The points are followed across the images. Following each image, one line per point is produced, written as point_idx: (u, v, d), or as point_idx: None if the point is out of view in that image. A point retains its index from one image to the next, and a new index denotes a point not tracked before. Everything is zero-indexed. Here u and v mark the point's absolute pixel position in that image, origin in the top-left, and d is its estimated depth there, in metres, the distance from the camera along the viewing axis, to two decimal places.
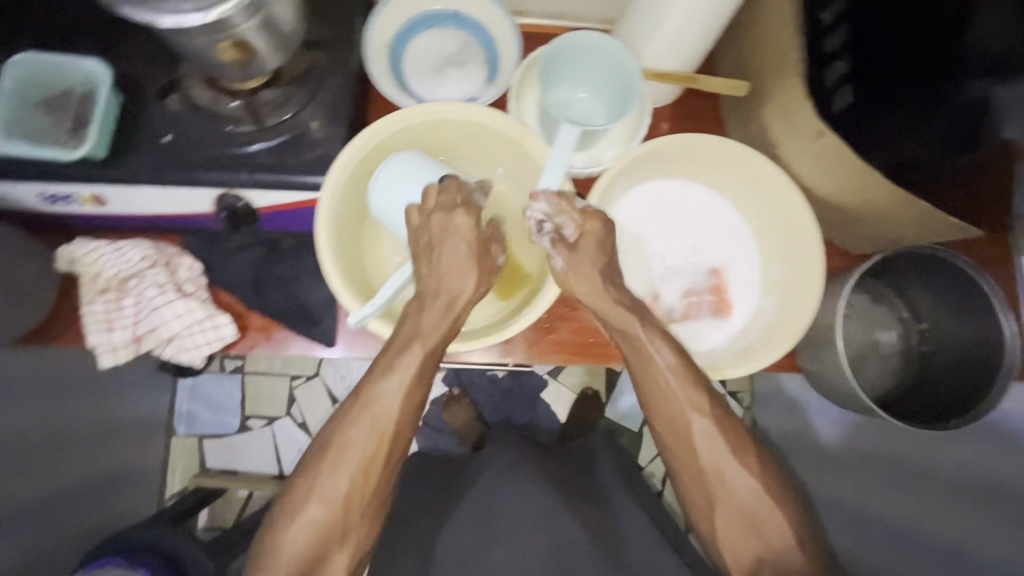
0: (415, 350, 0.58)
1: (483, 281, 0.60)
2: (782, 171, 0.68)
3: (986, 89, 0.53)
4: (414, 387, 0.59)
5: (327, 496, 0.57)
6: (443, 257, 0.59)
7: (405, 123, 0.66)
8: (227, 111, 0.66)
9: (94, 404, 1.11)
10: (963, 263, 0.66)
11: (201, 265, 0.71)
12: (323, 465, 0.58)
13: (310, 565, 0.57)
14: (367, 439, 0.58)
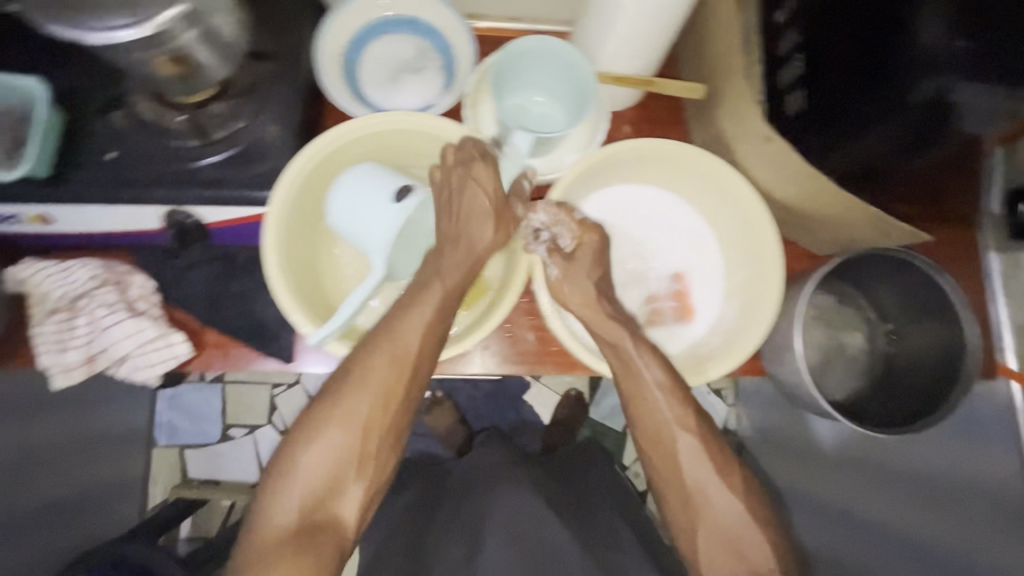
0: (434, 285, 0.62)
1: (502, 228, 0.65)
2: (739, 175, 0.67)
3: (940, 88, 0.50)
4: (434, 321, 0.61)
5: (347, 421, 0.58)
6: (466, 210, 0.63)
7: (359, 135, 0.66)
8: (172, 126, 0.65)
9: (68, 417, 1.10)
10: (920, 262, 0.65)
11: (155, 282, 0.70)
12: (342, 392, 0.58)
13: (324, 489, 0.57)
14: (388, 367, 0.59)
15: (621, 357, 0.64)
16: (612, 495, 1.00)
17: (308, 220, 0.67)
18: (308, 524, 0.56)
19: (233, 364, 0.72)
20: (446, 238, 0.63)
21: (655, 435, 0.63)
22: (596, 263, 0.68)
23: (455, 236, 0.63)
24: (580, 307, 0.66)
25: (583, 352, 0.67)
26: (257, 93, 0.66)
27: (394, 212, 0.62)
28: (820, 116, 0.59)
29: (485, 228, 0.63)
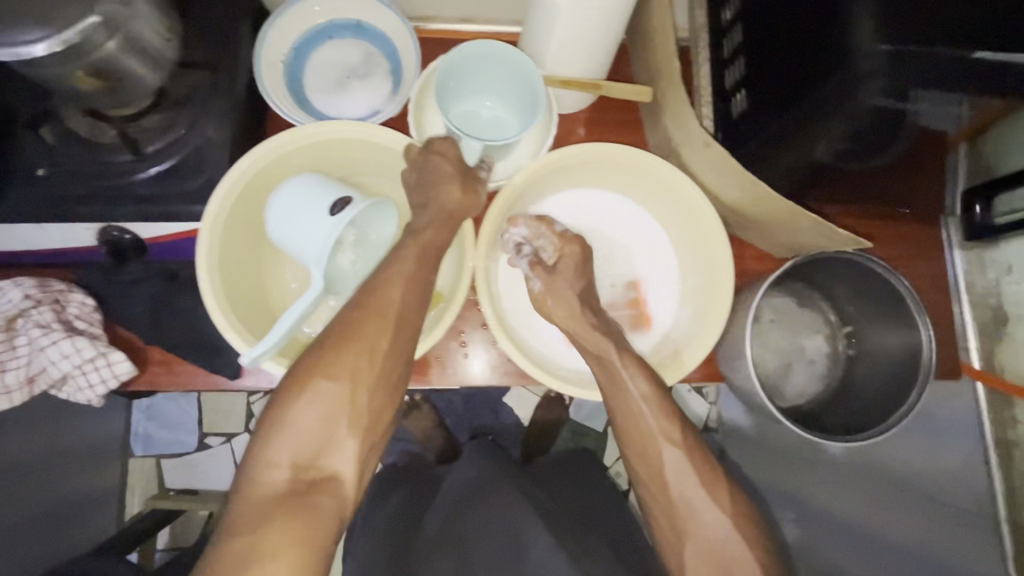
0: (410, 244, 0.60)
1: (471, 192, 0.63)
2: (689, 180, 0.66)
3: (872, 95, 0.46)
4: (417, 273, 0.59)
5: (333, 375, 0.54)
6: (433, 185, 0.62)
7: (297, 146, 0.64)
8: (105, 141, 0.63)
9: (36, 434, 1.08)
10: (878, 267, 0.65)
11: (94, 300, 0.68)
12: (325, 349, 0.55)
13: (317, 445, 0.53)
14: (374, 318, 0.56)
15: (606, 368, 0.63)
16: (588, 499, 0.98)
17: (247, 235, 0.65)
18: (302, 484, 0.51)
19: (181, 380, 0.71)
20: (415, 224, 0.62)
21: (647, 444, 0.61)
22: (580, 271, 0.66)
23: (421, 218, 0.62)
24: (564, 318, 0.65)
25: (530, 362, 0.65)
26: (193, 104, 0.65)
27: (329, 226, 0.59)
28: (762, 121, 0.58)
29: (451, 189, 0.62)
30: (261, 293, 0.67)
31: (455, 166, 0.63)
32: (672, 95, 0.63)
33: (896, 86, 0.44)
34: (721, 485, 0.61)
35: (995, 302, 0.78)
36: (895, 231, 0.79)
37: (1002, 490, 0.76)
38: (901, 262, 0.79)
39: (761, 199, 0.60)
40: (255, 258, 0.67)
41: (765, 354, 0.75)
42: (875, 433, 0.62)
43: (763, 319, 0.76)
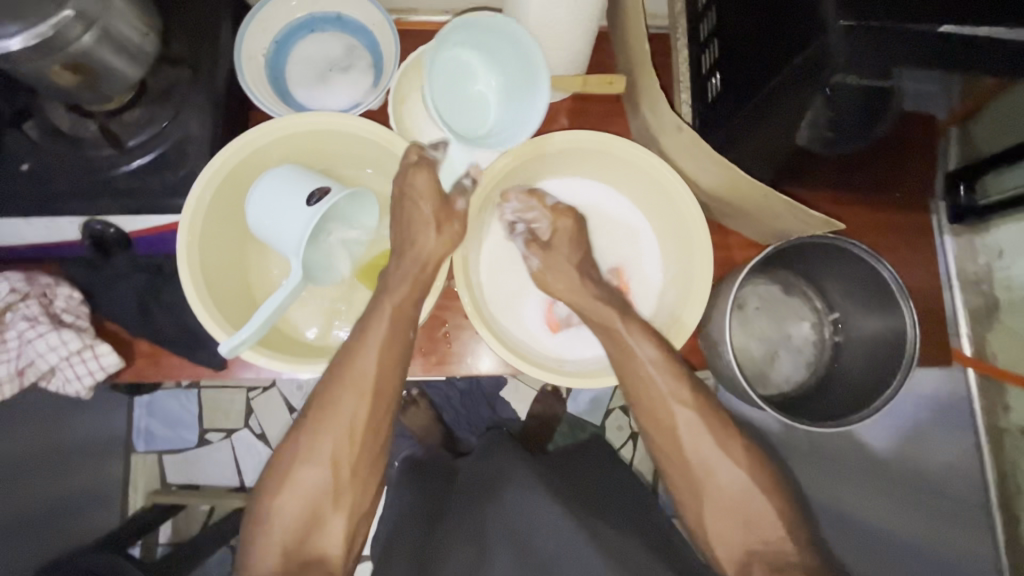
0: (387, 304, 0.61)
1: (445, 231, 0.62)
2: (668, 166, 0.65)
3: (842, 72, 0.44)
4: (392, 342, 0.60)
5: (315, 461, 0.59)
6: (410, 230, 0.62)
7: (275, 137, 0.64)
8: (86, 136, 0.64)
9: (44, 430, 1.10)
10: (858, 249, 0.64)
11: (81, 293, 0.68)
12: (307, 431, 0.59)
13: (305, 528, 0.58)
14: (350, 398, 0.59)
15: (622, 347, 0.63)
16: (588, 490, 0.96)
17: (228, 227, 0.66)
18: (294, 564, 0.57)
19: (167, 372, 0.71)
20: (393, 265, 0.62)
21: (660, 405, 0.63)
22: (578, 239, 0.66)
23: (401, 270, 0.62)
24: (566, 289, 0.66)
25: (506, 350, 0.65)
26: (172, 100, 0.65)
27: (306, 215, 0.60)
28: (734, 103, 0.58)
29: (428, 236, 0.62)
30: (245, 283, 0.68)
31: (429, 207, 0.62)
32: (645, 82, 0.63)
33: (863, 60, 0.43)
34: (737, 447, 0.63)
35: (987, 288, 0.79)
36: (895, 221, 0.77)
37: (995, 477, 0.84)
38: (905, 251, 0.77)
39: (733, 185, 0.60)
40: (239, 249, 0.68)
41: (750, 343, 0.75)
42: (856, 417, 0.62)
43: (748, 307, 0.75)
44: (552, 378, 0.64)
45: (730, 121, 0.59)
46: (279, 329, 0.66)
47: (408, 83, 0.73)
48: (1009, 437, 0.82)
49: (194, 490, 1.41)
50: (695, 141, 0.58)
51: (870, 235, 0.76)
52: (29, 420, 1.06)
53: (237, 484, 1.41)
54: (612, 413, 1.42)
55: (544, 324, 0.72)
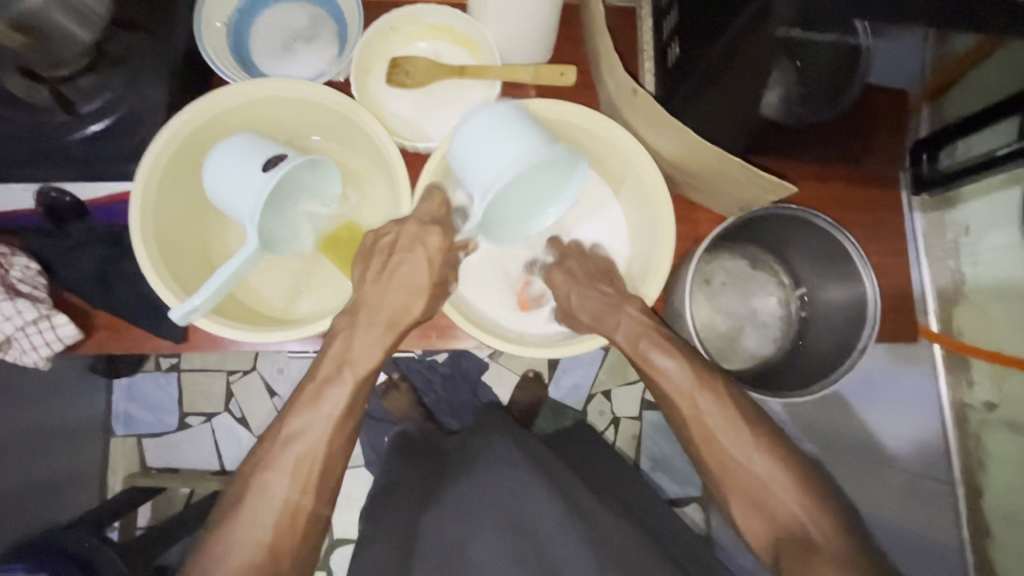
0: (347, 377, 0.62)
1: (424, 298, 0.63)
2: (632, 135, 0.65)
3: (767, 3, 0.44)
4: (342, 419, 0.62)
5: (252, 543, 0.59)
6: (390, 296, 0.62)
7: (232, 103, 0.63)
8: (40, 102, 0.63)
9: (23, 410, 1.09)
10: (822, 222, 0.65)
11: (38, 264, 0.67)
12: (247, 512, 0.59)
13: None
14: (293, 476, 0.60)
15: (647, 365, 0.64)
16: (575, 471, 0.96)
17: (184, 195, 0.65)
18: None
19: (126, 344, 0.70)
20: (359, 327, 0.62)
21: (693, 417, 0.64)
22: (578, 277, 0.67)
23: (362, 345, 0.62)
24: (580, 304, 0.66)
25: (498, 338, 0.65)
26: (129, 65, 0.64)
27: (261, 181, 0.59)
28: (690, 68, 0.57)
29: (416, 309, 0.63)
30: (203, 252, 0.67)
31: (433, 275, 0.63)
32: (603, 49, 0.62)
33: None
34: (746, 440, 0.63)
35: (955, 265, 0.80)
36: (872, 198, 0.75)
37: (956, 451, 0.85)
38: (881, 229, 0.76)
39: (689, 150, 0.59)
40: (199, 218, 0.67)
41: (716, 317, 0.75)
42: (817, 387, 0.63)
43: (714, 282, 0.75)
44: (515, 350, 0.63)
45: (683, 74, 0.59)
46: (236, 297, 0.65)
47: (372, 54, 0.72)
48: (972, 412, 0.82)
49: (174, 473, 1.38)
50: (650, 104, 0.58)
51: (845, 211, 0.75)
52: (8, 398, 1.04)
53: (217, 468, 1.39)
54: (598, 395, 1.36)
55: (516, 303, 0.71)
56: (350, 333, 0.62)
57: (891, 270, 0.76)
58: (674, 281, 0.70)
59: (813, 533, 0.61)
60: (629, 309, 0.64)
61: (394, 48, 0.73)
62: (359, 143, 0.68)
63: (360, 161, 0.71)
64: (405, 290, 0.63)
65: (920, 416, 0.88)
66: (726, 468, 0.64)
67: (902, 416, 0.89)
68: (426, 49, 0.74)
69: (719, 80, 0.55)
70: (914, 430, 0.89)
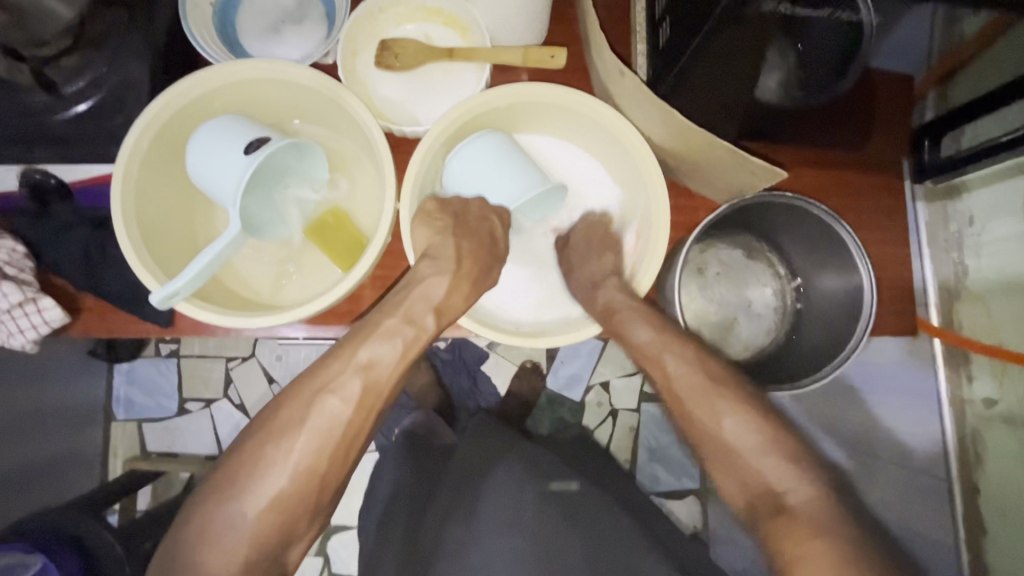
0: (431, 321, 0.63)
1: (497, 262, 0.67)
2: (624, 119, 0.63)
3: None
4: (407, 355, 0.63)
5: (300, 458, 0.60)
6: (476, 257, 0.65)
7: (217, 83, 0.62)
8: (23, 82, 0.63)
9: (22, 393, 1.09)
10: (820, 212, 0.63)
11: (25, 247, 0.66)
12: (296, 433, 0.60)
13: (277, 525, 0.60)
14: (352, 406, 0.61)
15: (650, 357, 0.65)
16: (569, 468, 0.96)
17: (167, 178, 0.65)
18: (253, 568, 0.59)
19: (113, 327, 0.70)
20: (441, 275, 0.63)
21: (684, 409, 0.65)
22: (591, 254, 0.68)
23: (443, 292, 0.63)
24: (578, 275, 0.68)
25: (495, 332, 0.63)
26: (112, 45, 0.64)
27: (242, 164, 0.58)
28: (680, 46, 0.55)
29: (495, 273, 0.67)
30: (186, 235, 0.66)
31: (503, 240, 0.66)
32: (592, 30, 0.60)
33: None
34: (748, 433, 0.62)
35: (957, 257, 0.79)
36: (873, 186, 0.73)
37: (956, 444, 0.84)
38: (881, 218, 0.73)
39: (678, 135, 0.58)
40: (184, 201, 0.67)
41: (709, 308, 0.74)
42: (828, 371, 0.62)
43: (707, 272, 0.74)
44: (519, 340, 0.61)
45: (667, 63, 0.59)
46: (221, 281, 0.65)
47: (359, 35, 0.70)
48: (972, 409, 0.81)
49: (173, 458, 1.39)
50: (638, 87, 0.56)
51: (844, 200, 0.73)
52: (8, 382, 1.05)
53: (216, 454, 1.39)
54: (598, 387, 1.35)
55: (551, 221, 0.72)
56: (435, 281, 0.63)
57: (890, 259, 0.73)
58: (667, 270, 0.68)
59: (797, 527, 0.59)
60: (612, 287, 0.66)
61: (383, 30, 0.72)
62: (346, 126, 0.67)
63: (348, 144, 0.70)
64: (471, 263, 0.65)
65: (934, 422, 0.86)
66: (723, 456, 0.63)
67: (919, 416, 0.87)
68: (414, 30, 0.72)
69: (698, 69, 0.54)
70: (931, 430, 0.87)
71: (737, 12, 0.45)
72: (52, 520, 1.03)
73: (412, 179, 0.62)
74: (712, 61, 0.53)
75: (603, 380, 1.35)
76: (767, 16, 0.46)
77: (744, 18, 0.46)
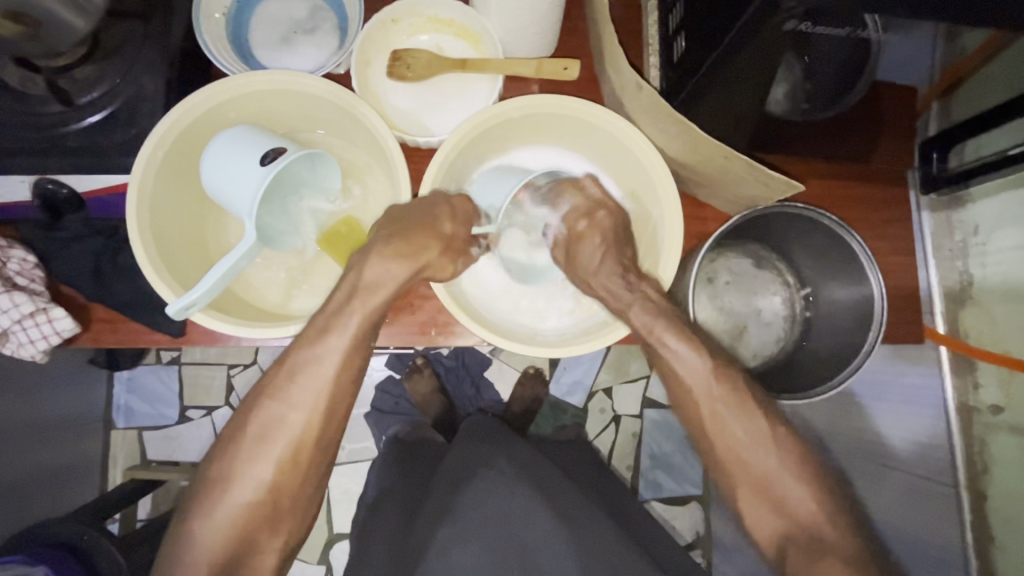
0: (357, 307, 0.59)
1: (450, 255, 0.63)
2: (637, 130, 0.63)
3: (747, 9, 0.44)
4: (349, 354, 0.59)
5: (253, 471, 0.57)
6: (406, 238, 0.60)
7: (230, 94, 0.62)
8: (36, 93, 0.63)
9: (22, 403, 1.08)
10: (828, 221, 0.64)
11: (36, 258, 0.66)
12: (247, 447, 0.58)
13: (237, 544, 0.57)
14: (301, 413, 0.58)
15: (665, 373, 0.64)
16: (573, 479, 0.95)
17: (181, 189, 0.65)
18: None
19: (124, 338, 0.69)
20: (373, 253, 0.60)
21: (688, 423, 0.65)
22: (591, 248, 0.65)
23: (380, 272, 0.60)
24: None
25: (514, 342, 0.62)
26: (125, 56, 0.64)
27: (258, 175, 0.58)
28: (696, 63, 0.56)
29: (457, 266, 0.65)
30: (199, 244, 0.66)
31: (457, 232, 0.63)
32: (607, 43, 0.61)
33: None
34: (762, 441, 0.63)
35: (962, 266, 0.80)
36: (878, 196, 0.74)
37: (961, 450, 0.84)
38: (886, 228, 0.75)
39: (694, 147, 0.58)
40: (197, 212, 0.67)
41: (719, 316, 0.75)
42: (833, 384, 0.62)
43: (717, 280, 0.75)
44: (541, 352, 0.61)
45: (682, 78, 0.59)
46: (236, 292, 0.65)
47: (372, 46, 0.71)
48: (978, 416, 0.81)
49: (173, 466, 1.37)
50: (655, 101, 0.57)
51: (852, 210, 0.74)
52: (9, 392, 1.04)
53: None
54: (601, 393, 1.35)
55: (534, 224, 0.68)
56: (363, 262, 0.60)
57: (896, 269, 0.75)
58: (680, 280, 0.68)
59: (817, 533, 0.60)
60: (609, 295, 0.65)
61: (396, 41, 0.73)
62: (358, 136, 0.67)
63: (361, 155, 0.70)
64: (407, 248, 0.60)
65: (928, 422, 0.86)
66: (736, 465, 0.63)
67: (908, 416, 0.88)
68: (427, 41, 0.73)
69: (714, 85, 0.55)
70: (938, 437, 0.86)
71: (758, 34, 0.46)
72: (53, 531, 1.02)
73: (430, 184, 0.62)
74: (728, 79, 0.53)
75: (606, 386, 1.35)
76: (786, 36, 0.46)
77: (763, 41, 0.46)
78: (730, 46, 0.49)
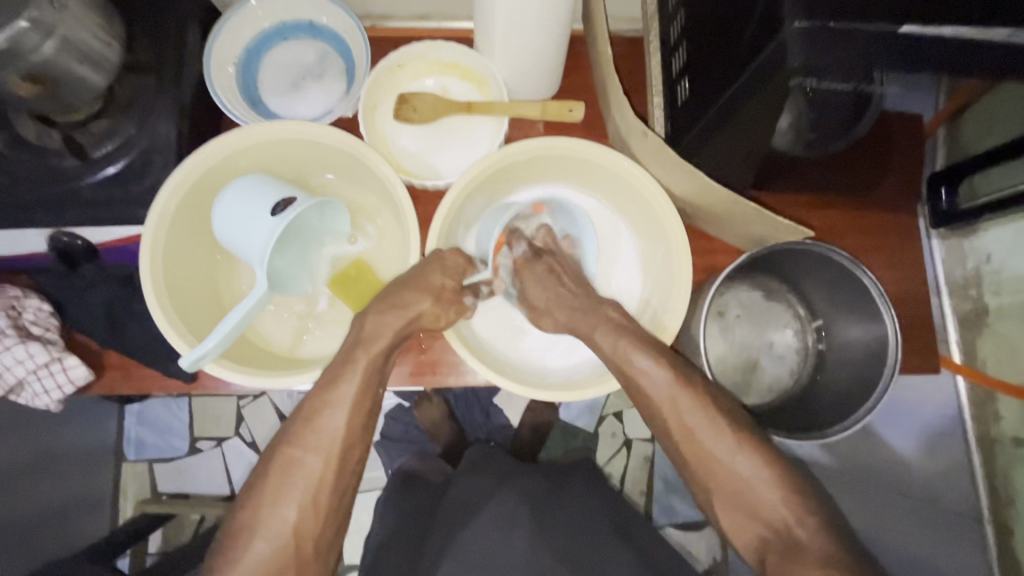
0: (360, 356, 0.59)
1: (442, 306, 0.62)
2: (643, 170, 0.64)
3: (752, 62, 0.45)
4: (359, 400, 0.59)
5: (273, 529, 0.56)
6: (396, 294, 0.60)
7: (237, 146, 0.63)
8: (52, 146, 0.64)
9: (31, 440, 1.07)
10: (840, 257, 0.63)
11: (51, 306, 0.67)
12: (267, 495, 0.57)
13: None
14: (318, 459, 0.57)
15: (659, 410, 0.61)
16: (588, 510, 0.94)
17: (193, 238, 0.66)
18: None
19: (137, 383, 0.70)
20: (371, 310, 0.61)
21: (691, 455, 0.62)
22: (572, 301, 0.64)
23: (378, 323, 0.60)
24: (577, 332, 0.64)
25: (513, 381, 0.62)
26: (139, 107, 0.65)
27: (269, 225, 0.58)
28: (700, 108, 0.57)
29: (449, 317, 0.63)
30: (212, 294, 0.67)
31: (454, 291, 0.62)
32: (613, 86, 0.62)
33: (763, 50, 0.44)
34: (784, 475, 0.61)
35: (976, 293, 0.80)
36: (887, 224, 0.74)
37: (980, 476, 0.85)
38: (898, 257, 0.74)
39: (701, 188, 0.59)
40: (210, 260, 0.68)
41: (731, 349, 0.75)
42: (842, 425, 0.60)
43: (727, 313, 0.75)
44: (545, 395, 0.61)
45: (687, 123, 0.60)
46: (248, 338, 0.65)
47: (379, 91, 0.72)
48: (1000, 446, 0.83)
49: (184, 498, 1.35)
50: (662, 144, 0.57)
51: (861, 241, 0.74)
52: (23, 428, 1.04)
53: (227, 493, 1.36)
54: (614, 417, 1.34)
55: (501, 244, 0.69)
56: (362, 316, 0.61)
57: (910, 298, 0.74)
58: (690, 319, 0.68)
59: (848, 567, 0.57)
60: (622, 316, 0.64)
61: (401, 85, 0.73)
62: (365, 180, 0.68)
63: (370, 197, 0.71)
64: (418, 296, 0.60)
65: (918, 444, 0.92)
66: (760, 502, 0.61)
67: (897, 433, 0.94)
68: (433, 84, 0.74)
69: (716, 133, 0.56)
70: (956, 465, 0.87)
71: (761, 89, 0.47)
72: None
73: (440, 227, 0.63)
74: (731, 127, 0.54)
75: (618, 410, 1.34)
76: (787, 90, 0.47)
77: (765, 97, 0.47)
78: (734, 97, 0.50)
